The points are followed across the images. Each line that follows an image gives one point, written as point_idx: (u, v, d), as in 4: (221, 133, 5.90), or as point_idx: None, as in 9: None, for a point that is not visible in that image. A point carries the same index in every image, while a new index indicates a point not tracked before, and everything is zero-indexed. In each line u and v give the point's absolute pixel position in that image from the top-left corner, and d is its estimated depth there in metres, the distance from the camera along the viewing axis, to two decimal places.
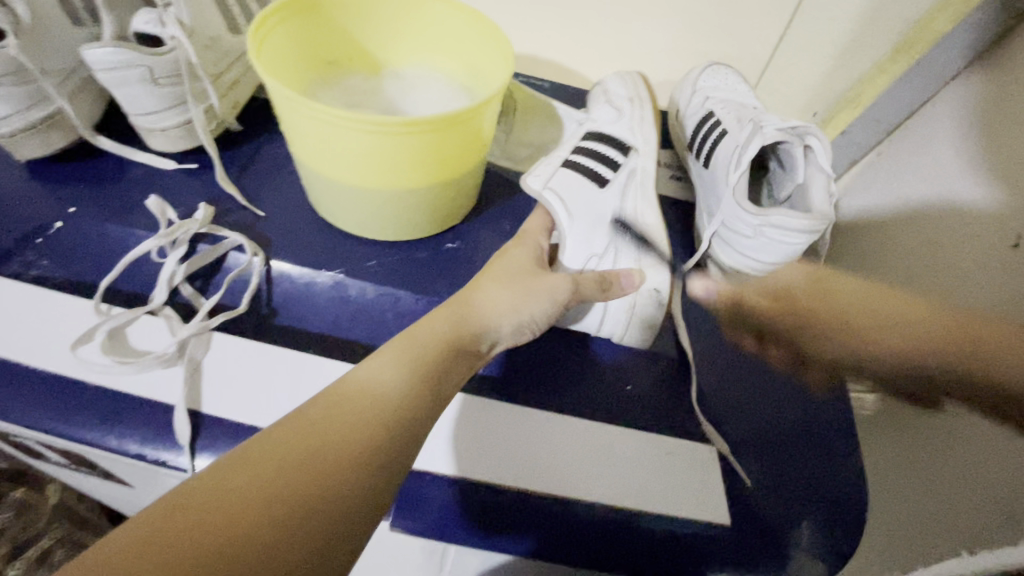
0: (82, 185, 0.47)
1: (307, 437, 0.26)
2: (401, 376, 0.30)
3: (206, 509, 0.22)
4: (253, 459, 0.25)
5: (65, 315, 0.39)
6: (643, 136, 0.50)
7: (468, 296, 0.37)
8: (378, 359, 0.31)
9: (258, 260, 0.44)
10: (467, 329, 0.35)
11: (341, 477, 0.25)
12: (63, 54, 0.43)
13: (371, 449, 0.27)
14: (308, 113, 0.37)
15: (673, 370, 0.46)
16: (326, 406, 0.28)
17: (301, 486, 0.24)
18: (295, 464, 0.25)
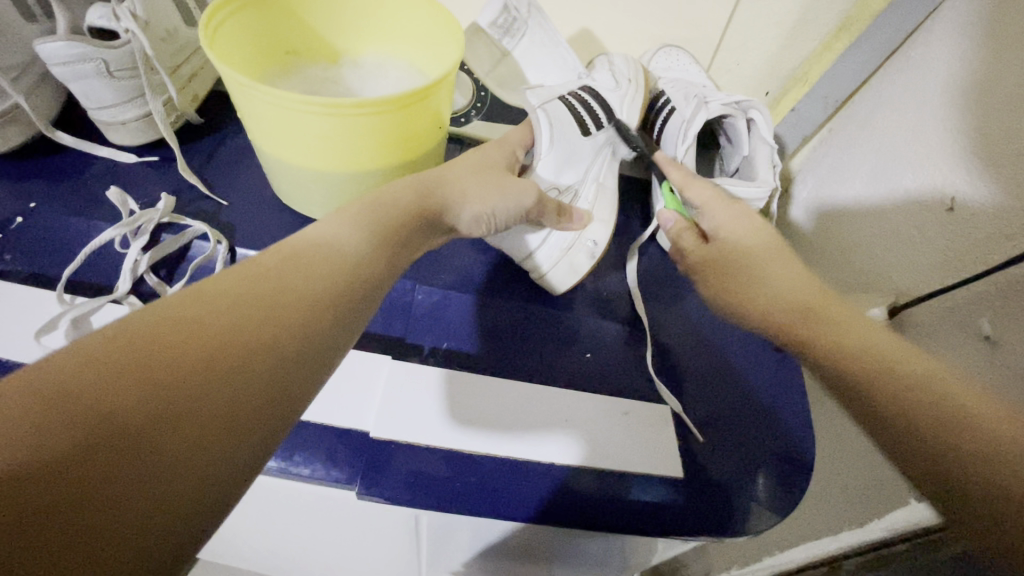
0: (43, 181, 0.48)
1: (274, 276, 0.26)
2: (359, 235, 0.31)
3: (170, 332, 0.22)
4: (212, 292, 0.24)
5: (29, 306, 0.40)
6: (633, 109, 0.52)
7: (436, 180, 0.38)
8: (334, 220, 0.31)
9: (222, 247, 0.45)
10: (429, 209, 0.36)
11: (309, 314, 0.26)
12: (16, 49, 0.44)
13: (337, 295, 0.28)
14: (263, 98, 0.37)
15: (632, 339, 0.48)
16: (284, 253, 0.28)
17: (269, 320, 0.25)
18: (257, 297, 0.25)
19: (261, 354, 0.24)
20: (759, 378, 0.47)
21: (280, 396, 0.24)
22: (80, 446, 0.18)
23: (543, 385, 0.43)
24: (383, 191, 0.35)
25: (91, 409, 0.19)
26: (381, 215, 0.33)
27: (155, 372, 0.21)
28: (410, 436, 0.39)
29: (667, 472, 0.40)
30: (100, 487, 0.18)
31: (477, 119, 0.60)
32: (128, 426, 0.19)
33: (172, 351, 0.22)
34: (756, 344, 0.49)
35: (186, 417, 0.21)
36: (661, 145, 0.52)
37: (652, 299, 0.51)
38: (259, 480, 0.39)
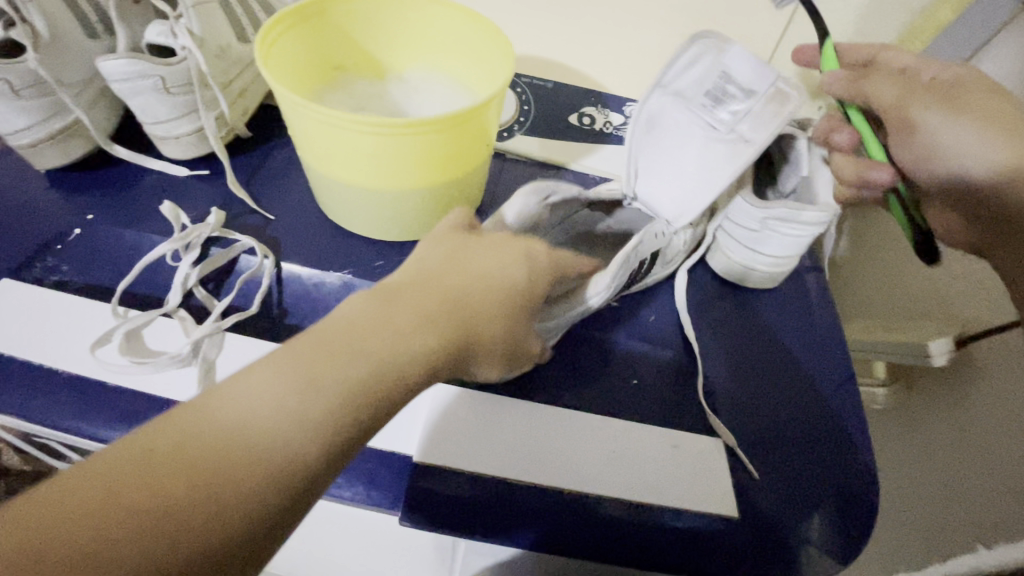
0: (99, 194, 0.49)
1: (245, 439, 0.23)
2: (371, 368, 0.26)
3: (112, 542, 0.19)
4: (185, 445, 0.22)
5: (85, 318, 0.41)
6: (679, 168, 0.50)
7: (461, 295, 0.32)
8: (350, 342, 0.26)
9: (268, 262, 0.45)
10: (446, 351, 0.30)
11: (281, 487, 0.23)
12: (79, 65, 0.45)
13: (317, 456, 0.24)
14: (315, 118, 0.38)
15: (680, 367, 0.46)
16: (274, 383, 0.24)
17: (235, 505, 0.21)
18: (215, 475, 0.21)
19: (242, 494, 0.22)
20: (818, 410, 0.45)
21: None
22: None
23: (588, 413, 0.42)
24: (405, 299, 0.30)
25: None
26: (401, 351, 0.28)
27: None
28: (454, 460, 0.38)
29: (719, 510, 0.38)
30: None
31: (519, 134, 0.59)
32: None
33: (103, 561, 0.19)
34: (807, 376, 0.47)
35: None
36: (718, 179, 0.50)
37: (699, 323, 0.49)
38: (305, 501, 0.39)
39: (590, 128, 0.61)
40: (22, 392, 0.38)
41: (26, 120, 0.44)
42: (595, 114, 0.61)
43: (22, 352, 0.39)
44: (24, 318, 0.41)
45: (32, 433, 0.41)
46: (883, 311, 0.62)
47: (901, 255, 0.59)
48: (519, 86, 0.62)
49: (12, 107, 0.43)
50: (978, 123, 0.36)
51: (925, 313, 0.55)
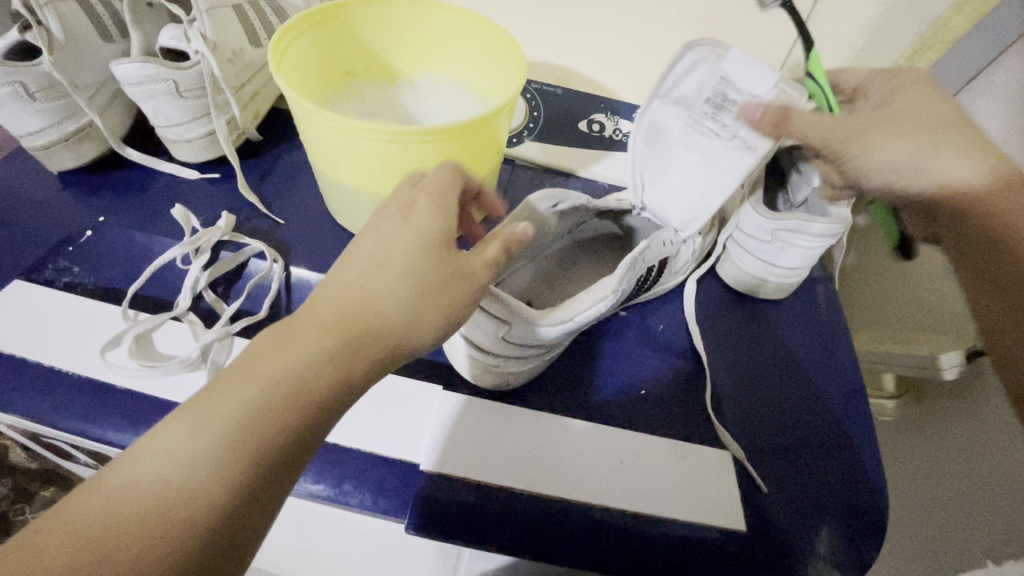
0: (111, 196, 0.50)
1: (123, 503, 0.22)
2: (268, 387, 0.25)
3: None
4: (63, 529, 0.21)
5: (95, 320, 0.41)
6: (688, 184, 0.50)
7: (370, 288, 0.28)
8: (239, 369, 0.25)
9: (277, 266, 0.45)
10: (370, 345, 0.27)
11: (171, 540, 0.22)
12: (93, 68, 0.46)
13: (213, 496, 0.23)
14: (327, 124, 0.38)
15: (689, 378, 0.46)
16: (154, 443, 0.24)
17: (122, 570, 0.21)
18: (93, 543, 0.21)
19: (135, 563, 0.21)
20: (828, 423, 0.44)
21: None
22: None
23: (595, 423, 0.42)
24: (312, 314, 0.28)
25: None
26: (304, 359, 0.26)
27: None
28: (461, 469, 0.38)
29: (727, 523, 0.38)
30: None
31: (529, 141, 0.59)
32: None
33: None
34: (817, 388, 0.46)
35: None
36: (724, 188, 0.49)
37: (708, 333, 0.49)
38: (312, 507, 0.39)
39: (600, 134, 0.60)
40: (33, 393, 0.38)
41: (40, 122, 0.44)
42: (605, 120, 0.61)
43: (33, 354, 0.39)
44: (36, 319, 0.41)
45: (40, 433, 0.41)
46: (893, 322, 0.61)
47: (911, 267, 0.58)
48: (529, 92, 0.62)
49: (26, 109, 0.43)
50: (898, 138, 0.38)
51: (935, 325, 0.55)
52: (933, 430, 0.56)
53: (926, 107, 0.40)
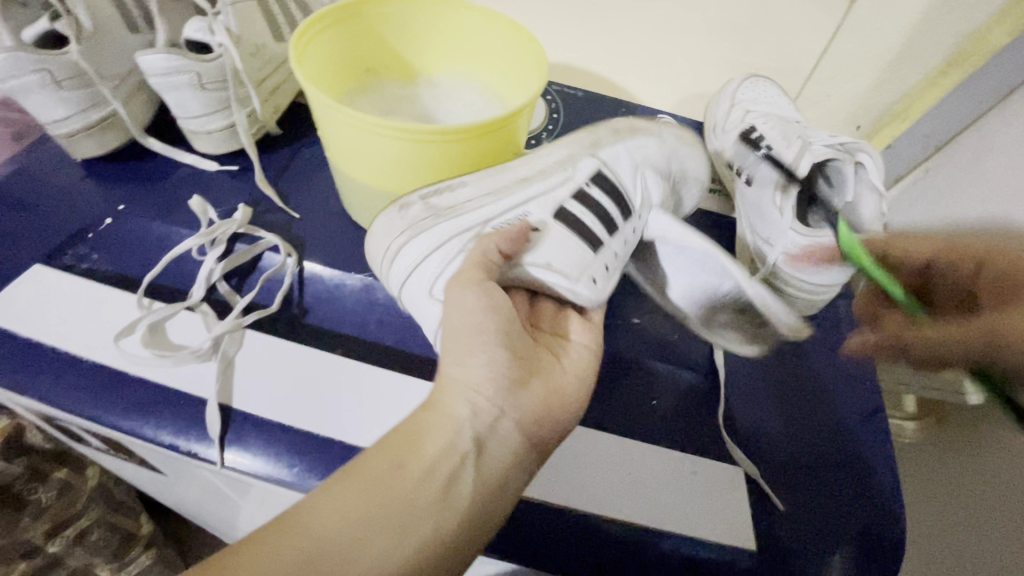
0: (131, 185, 0.50)
1: (372, 473, 0.28)
2: (346, 506, 0.27)
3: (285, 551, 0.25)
4: (336, 493, 0.27)
5: (110, 308, 0.42)
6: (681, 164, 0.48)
7: (442, 409, 0.31)
8: (336, 477, 0.28)
9: (291, 261, 0.45)
10: (440, 446, 0.30)
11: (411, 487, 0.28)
12: (118, 58, 0.46)
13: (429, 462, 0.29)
14: (347, 121, 0.37)
15: (701, 389, 0.45)
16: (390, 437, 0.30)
17: (369, 511, 0.27)
18: (358, 503, 0.27)
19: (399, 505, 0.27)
20: (845, 442, 0.43)
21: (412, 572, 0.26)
22: None
23: (602, 432, 0.41)
24: (427, 412, 0.32)
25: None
26: (382, 478, 0.28)
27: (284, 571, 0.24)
28: None
29: (731, 541, 0.37)
30: None
31: (547, 143, 0.58)
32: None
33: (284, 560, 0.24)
34: (833, 405, 0.45)
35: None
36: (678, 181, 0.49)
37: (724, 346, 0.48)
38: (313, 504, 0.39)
39: None
40: (48, 378, 0.39)
41: (66, 110, 0.45)
42: None
43: (49, 338, 0.40)
44: (52, 304, 0.41)
45: (54, 418, 0.42)
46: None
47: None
48: (549, 94, 0.61)
49: (53, 97, 0.43)
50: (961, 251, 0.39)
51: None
52: (953, 452, 0.55)
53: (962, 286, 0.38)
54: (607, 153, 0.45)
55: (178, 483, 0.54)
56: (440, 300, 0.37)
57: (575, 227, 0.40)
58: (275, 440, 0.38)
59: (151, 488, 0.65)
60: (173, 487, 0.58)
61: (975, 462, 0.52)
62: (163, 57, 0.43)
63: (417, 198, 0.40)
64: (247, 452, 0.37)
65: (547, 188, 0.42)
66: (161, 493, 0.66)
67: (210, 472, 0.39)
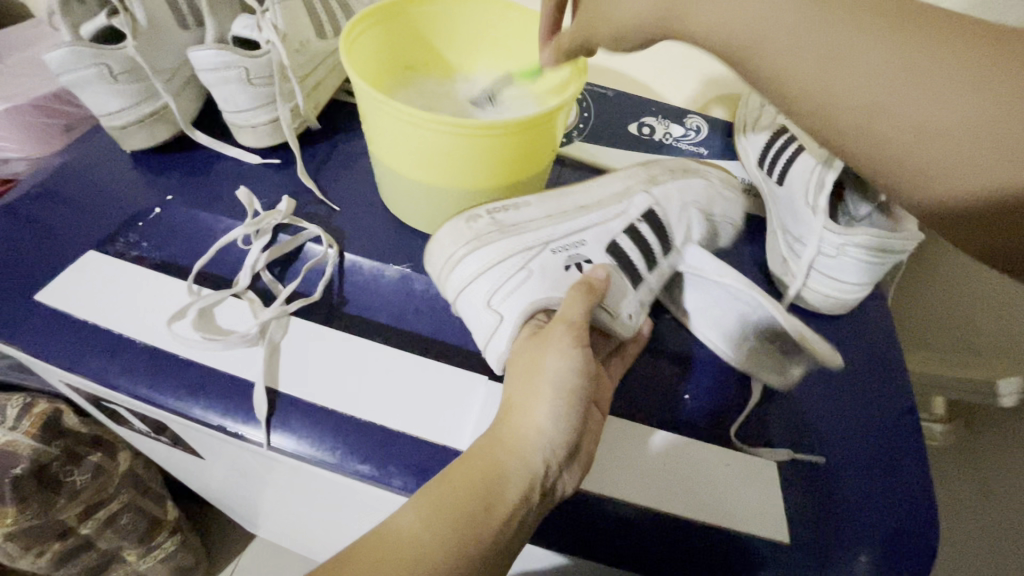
0: (178, 176, 0.52)
1: (452, 496, 0.32)
2: (431, 534, 0.30)
3: (373, 557, 0.29)
4: (418, 511, 0.31)
5: (160, 293, 0.43)
6: (716, 203, 0.52)
7: (520, 451, 0.33)
8: (420, 496, 0.32)
9: (333, 251, 0.47)
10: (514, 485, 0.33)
11: (481, 514, 0.31)
12: (171, 54, 0.48)
13: (499, 492, 0.32)
14: (393, 114, 0.39)
15: (733, 385, 0.45)
16: (472, 462, 0.33)
17: (446, 536, 0.30)
18: (437, 522, 0.31)
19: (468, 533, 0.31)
20: (877, 440, 0.43)
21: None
22: None
23: (632, 422, 0.42)
24: (504, 440, 0.34)
25: None
26: (460, 502, 0.32)
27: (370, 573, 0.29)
28: None
29: (756, 532, 0.37)
30: None
31: (579, 141, 0.59)
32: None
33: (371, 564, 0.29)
34: (864, 403, 0.45)
35: None
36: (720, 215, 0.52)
37: None
38: (354, 486, 0.40)
39: (650, 137, 0.60)
40: (103, 358, 0.40)
41: (120, 103, 0.47)
42: (655, 124, 0.61)
43: (104, 321, 0.42)
44: (106, 288, 0.43)
45: (105, 398, 0.44)
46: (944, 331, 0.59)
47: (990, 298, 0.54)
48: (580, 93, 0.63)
49: (109, 90, 0.45)
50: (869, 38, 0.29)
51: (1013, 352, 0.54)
52: (985, 455, 0.55)
53: (979, 151, 0.27)
54: (665, 192, 0.50)
55: (215, 467, 0.55)
56: (502, 313, 0.40)
57: (624, 262, 0.45)
58: (319, 423, 0.39)
59: (183, 472, 0.67)
60: (206, 471, 0.59)
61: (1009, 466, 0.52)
62: (215, 52, 0.45)
63: (484, 213, 0.44)
64: (292, 434, 0.38)
65: (607, 225, 0.47)
66: (192, 477, 0.68)
67: (254, 453, 0.40)
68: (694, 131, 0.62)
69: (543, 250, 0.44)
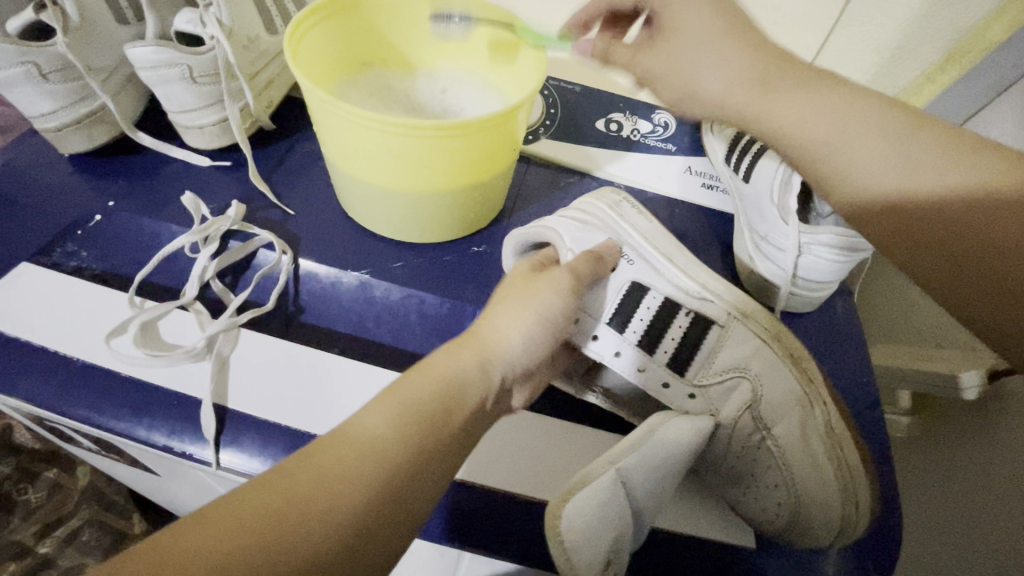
0: (121, 181, 0.49)
1: (415, 392, 0.31)
2: (401, 427, 0.29)
3: (331, 458, 0.27)
4: (378, 410, 0.30)
5: (100, 307, 0.41)
6: (782, 422, 0.41)
7: (485, 356, 0.35)
8: (381, 399, 0.31)
9: (286, 258, 0.44)
10: (474, 392, 0.33)
11: (440, 413, 0.31)
12: (107, 50, 0.45)
13: (461, 393, 0.32)
14: (343, 115, 0.37)
15: (745, 453, 0.41)
16: (444, 362, 0.34)
17: (413, 435, 0.29)
18: (407, 422, 0.30)
19: (430, 431, 0.30)
20: None
21: (422, 486, 0.29)
22: (287, 522, 0.25)
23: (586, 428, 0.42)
24: (459, 347, 0.35)
25: (315, 501, 0.26)
26: (421, 395, 0.31)
27: (325, 472, 0.27)
28: (466, 473, 0.37)
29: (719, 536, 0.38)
30: (329, 532, 0.25)
31: (545, 138, 0.58)
32: (339, 491, 0.26)
33: (332, 467, 0.27)
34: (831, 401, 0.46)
35: (391, 500, 0.28)
36: (780, 446, 0.40)
37: (806, 458, 0.40)
38: None
39: (617, 134, 0.59)
40: (37, 378, 0.38)
41: (53, 104, 0.44)
42: (622, 120, 0.60)
43: (36, 338, 0.39)
44: (41, 303, 0.41)
45: (44, 419, 0.41)
46: (910, 322, 0.62)
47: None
48: (547, 88, 0.61)
49: (39, 90, 0.42)
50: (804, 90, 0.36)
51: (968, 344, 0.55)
52: (947, 443, 0.56)
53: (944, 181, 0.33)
54: (736, 342, 0.42)
55: (170, 482, 0.53)
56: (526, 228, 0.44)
57: (630, 313, 0.43)
58: (273, 440, 0.37)
59: (144, 488, 0.65)
60: (163, 485, 0.57)
61: (971, 456, 0.53)
62: (155, 49, 0.42)
63: (597, 204, 0.46)
64: (242, 453, 0.37)
65: (656, 277, 0.43)
66: (155, 493, 0.65)
67: (204, 473, 0.38)
68: (662, 127, 0.61)
69: (605, 231, 0.44)
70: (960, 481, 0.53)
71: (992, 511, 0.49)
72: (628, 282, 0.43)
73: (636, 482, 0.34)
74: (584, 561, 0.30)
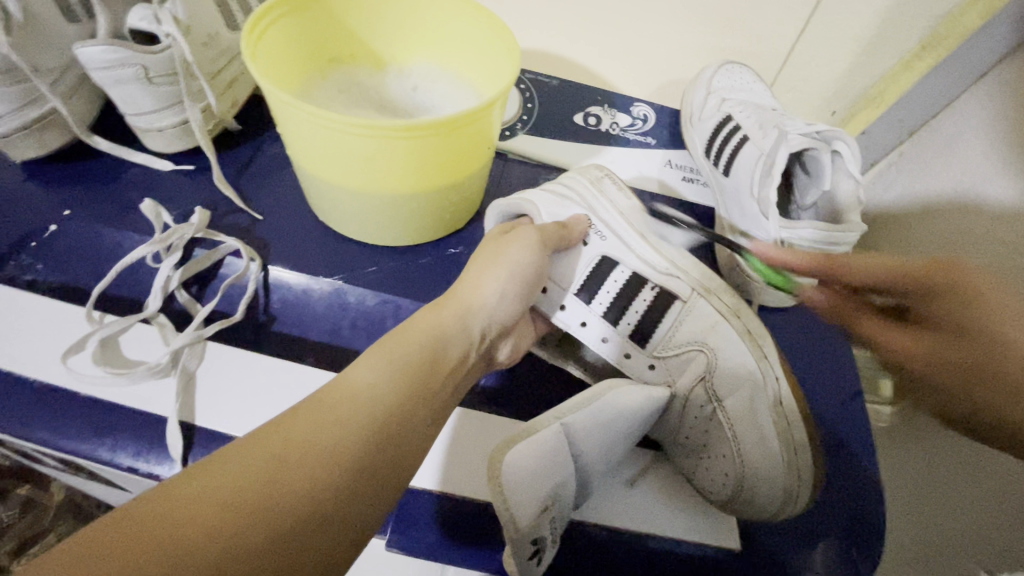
0: (78, 188, 0.47)
1: (401, 346, 0.31)
2: (393, 377, 0.29)
3: (325, 407, 0.26)
4: (364, 362, 0.29)
5: (57, 324, 0.39)
6: (734, 394, 0.39)
7: (465, 313, 0.35)
8: (368, 354, 0.30)
9: (254, 265, 0.43)
10: (457, 349, 0.33)
11: (429, 364, 0.31)
12: (56, 50, 0.42)
13: (447, 347, 0.33)
14: (308, 118, 0.35)
15: (700, 427, 0.40)
16: (430, 319, 0.34)
17: (406, 384, 0.29)
18: (398, 372, 0.30)
19: (422, 379, 0.30)
20: (825, 429, 0.43)
21: (418, 431, 0.29)
22: (288, 469, 0.24)
23: None
24: (440, 308, 0.35)
25: (315, 448, 0.25)
26: (407, 350, 0.31)
27: (322, 419, 0.26)
28: (441, 483, 0.37)
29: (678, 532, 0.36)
30: (332, 477, 0.24)
31: (522, 134, 0.56)
32: (337, 437, 0.25)
33: (325, 414, 0.26)
34: (815, 394, 0.45)
35: (390, 443, 0.27)
36: (731, 418, 0.39)
37: (752, 427, 0.38)
38: None
39: (595, 128, 0.58)
40: None
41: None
42: (601, 114, 0.59)
43: None
44: None
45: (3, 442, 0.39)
46: None
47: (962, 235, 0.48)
48: (523, 83, 0.60)
49: None
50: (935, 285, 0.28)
51: None
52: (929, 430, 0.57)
53: None
54: (698, 317, 0.41)
55: None
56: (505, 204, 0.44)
57: (597, 285, 0.42)
58: None
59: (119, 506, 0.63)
60: None
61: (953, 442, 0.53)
62: (107, 49, 0.39)
63: (580, 182, 0.45)
64: None
65: (627, 253, 0.42)
66: None
67: None
68: (641, 120, 0.60)
69: (585, 209, 0.43)
70: (942, 469, 0.54)
71: (974, 497, 0.49)
72: (599, 256, 0.42)
73: (581, 444, 0.33)
74: (522, 510, 0.29)
